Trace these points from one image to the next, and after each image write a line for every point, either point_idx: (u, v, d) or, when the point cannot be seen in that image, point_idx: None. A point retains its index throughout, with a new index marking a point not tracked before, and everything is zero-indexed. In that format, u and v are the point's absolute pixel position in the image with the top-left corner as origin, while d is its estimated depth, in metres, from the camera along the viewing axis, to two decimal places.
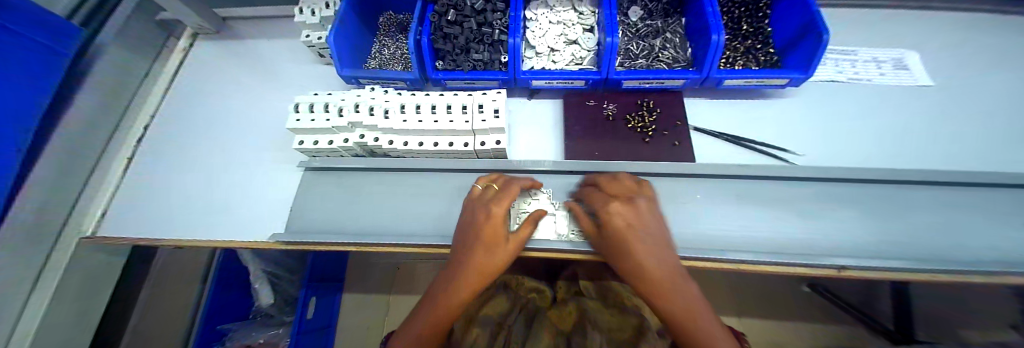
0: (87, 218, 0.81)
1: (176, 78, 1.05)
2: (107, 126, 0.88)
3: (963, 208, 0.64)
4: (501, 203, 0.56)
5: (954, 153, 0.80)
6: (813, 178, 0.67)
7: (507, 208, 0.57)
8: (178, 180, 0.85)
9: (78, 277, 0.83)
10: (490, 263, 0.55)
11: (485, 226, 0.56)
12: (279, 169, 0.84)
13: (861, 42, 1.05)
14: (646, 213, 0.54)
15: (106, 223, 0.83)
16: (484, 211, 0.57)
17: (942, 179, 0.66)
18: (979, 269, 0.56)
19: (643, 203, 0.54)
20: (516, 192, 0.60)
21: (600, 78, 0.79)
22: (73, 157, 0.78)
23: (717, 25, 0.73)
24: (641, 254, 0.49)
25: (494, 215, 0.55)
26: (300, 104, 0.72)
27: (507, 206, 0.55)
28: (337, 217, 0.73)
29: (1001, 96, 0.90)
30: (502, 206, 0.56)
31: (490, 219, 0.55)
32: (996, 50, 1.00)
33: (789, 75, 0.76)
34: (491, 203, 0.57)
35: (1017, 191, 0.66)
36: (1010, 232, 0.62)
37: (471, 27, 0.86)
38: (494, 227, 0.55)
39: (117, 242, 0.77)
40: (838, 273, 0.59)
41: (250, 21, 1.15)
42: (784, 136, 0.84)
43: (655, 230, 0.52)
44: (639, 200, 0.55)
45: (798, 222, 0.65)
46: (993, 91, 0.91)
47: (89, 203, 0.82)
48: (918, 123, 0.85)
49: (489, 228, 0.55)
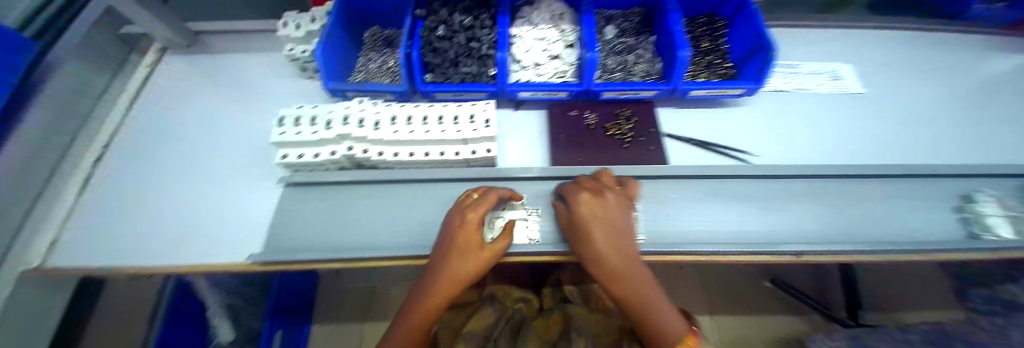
0: (37, 245, 0.76)
1: (139, 95, 1.05)
2: (60, 145, 0.87)
3: (893, 202, 0.77)
4: (478, 213, 0.56)
5: (891, 151, 0.89)
6: (765, 176, 0.76)
7: (482, 214, 0.57)
8: (150, 201, 0.84)
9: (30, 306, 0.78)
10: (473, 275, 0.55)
11: (462, 237, 0.54)
12: (267, 187, 0.86)
13: (804, 56, 1.12)
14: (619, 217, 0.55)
15: (56, 251, 0.76)
16: (462, 225, 0.55)
17: (872, 173, 0.78)
18: (916, 248, 0.67)
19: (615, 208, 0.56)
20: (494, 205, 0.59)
21: (581, 90, 0.83)
22: (18, 181, 0.75)
23: (683, 40, 0.76)
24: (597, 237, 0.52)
25: (472, 230, 0.54)
26: (286, 117, 0.73)
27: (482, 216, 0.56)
28: (322, 232, 0.72)
29: (925, 100, 1.03)
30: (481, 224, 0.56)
31: (473, 230, 0.55)
32: (917, 63, 1.14)
33: (744, 85, 0.79)
34: (468, 212, 0.56)
35: (933, 182, 0.80)
36: (931, 217, 0.76)
37: (460, 41, 0.87)
38: (471, 234, 0.55)
39: (67, 272, 0.72)
40: (796, 259, 0.68)
41: (222, 36, 1.19)
42: (757, 138, 0.86)
43: (620, 222, 0.55)
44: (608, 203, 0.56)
45: (760, 217, 0.73)
46: (919, 94, 1.05)
47: (36, 231, 0.76)
48: (867, 126, 0.94)
49: (470, 241, 0.54)
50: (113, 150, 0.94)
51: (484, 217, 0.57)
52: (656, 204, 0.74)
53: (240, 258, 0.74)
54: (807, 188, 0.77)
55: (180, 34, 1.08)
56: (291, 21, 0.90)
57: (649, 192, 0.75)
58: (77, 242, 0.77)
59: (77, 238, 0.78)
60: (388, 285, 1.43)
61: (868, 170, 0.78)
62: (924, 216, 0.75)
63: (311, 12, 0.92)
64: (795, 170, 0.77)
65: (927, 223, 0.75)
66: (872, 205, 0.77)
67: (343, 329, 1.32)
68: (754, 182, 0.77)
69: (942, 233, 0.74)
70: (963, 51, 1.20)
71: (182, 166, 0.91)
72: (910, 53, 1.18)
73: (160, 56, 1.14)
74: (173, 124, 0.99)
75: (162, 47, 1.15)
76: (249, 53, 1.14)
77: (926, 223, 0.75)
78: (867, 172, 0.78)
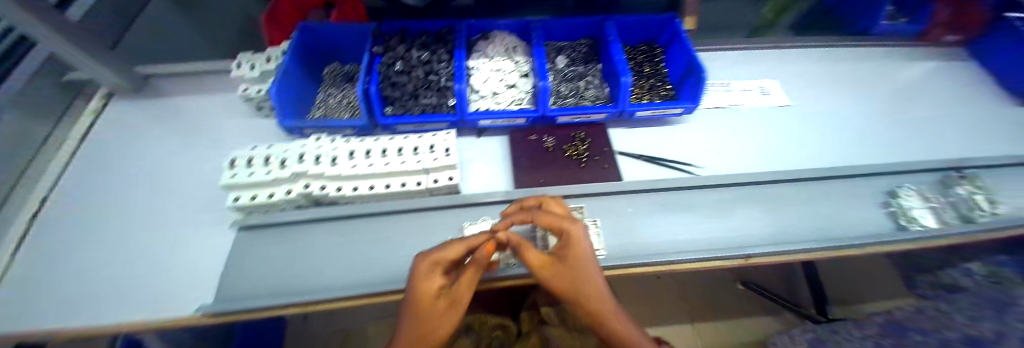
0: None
1: (85, 142, 1.00)
2: None
3: (830, 200, 0.84)
4: (431, 257, 0.49)
5: (820, 155, 0.99)
6: (712, 185, 0.82)
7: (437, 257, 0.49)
8: (85, 254, 0.77)
9: None
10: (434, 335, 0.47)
11: (415, 288, 0.48)
12: (221, 232, 0.81)
13: (735, 74, 1.25)
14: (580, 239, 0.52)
15: None
16: (416, 274, 0.49)
17: (804, 176, 0.86)
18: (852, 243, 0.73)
19: (573, 229, 0.52)
20: (456, 250, 0.50)
21: (538, 116, 0.88)
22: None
23: (625, 68, 0.84)
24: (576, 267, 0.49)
25: (426, 277, 0.48)
26: (237, 159, 0.72)
27: (434, 261, 0.49)
28: (279, 276, 0.68)
29: (842, 106, 1.17)
30: (436, 268, 0.49)
31: (426, 277, 0.48)
32: (832, 74, 1.30)
33: (683, 105, 0.87)
34: (420, 257, 0.50)
35: (860, 179, 0.89)
36: (863, 212, 0.83)
37: (418, 75, 0.91)
38: (430, 283, 0.48)
39: None
40: (745, 262, 0.72)
41: (175, 78, 1.17)
42: (699, 152, 0.94)
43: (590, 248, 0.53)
44: (564, 225, 0.53)
45: (711, 224, 0.78)
46: (837, 102, 1.19)
47: None
48: (796, 133, 1.04)
49: (423, 291, 0.48)
50: (53, 203, 0.86)
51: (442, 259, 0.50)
52: (613, 219, 0.77)
53: (188, 311, 0.68)
54: (748, 195, 0.83)
55: (126, 77, 1.05)
56: (246, 62, 0.92)
57: (607, 208, 0.79)
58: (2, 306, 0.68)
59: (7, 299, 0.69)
60: (364, 325, 1.34)
61: (799, 174, 0.86)
62: (856, 212, 0.82)
63: (267, 53, 0.94)
64: (735, 179, 0.84)
65: (863, 217, 0.82)
66: (810, 206, 0.83)
67: None
68: (703, 191, 0.83)
69: (874, 227, 0.81)
70: (872, 61, 1.37)
71: (127, 216, 0.84)
72: (828, 66, 1.34)
73: (107, 102, 1.10)
74: (121, 172, 0.94)
75: (110, 93, 1.11)
76: (205, 95, 1.12)
77: (861, 219, 0.82)
78: (799, 176, 0.86)
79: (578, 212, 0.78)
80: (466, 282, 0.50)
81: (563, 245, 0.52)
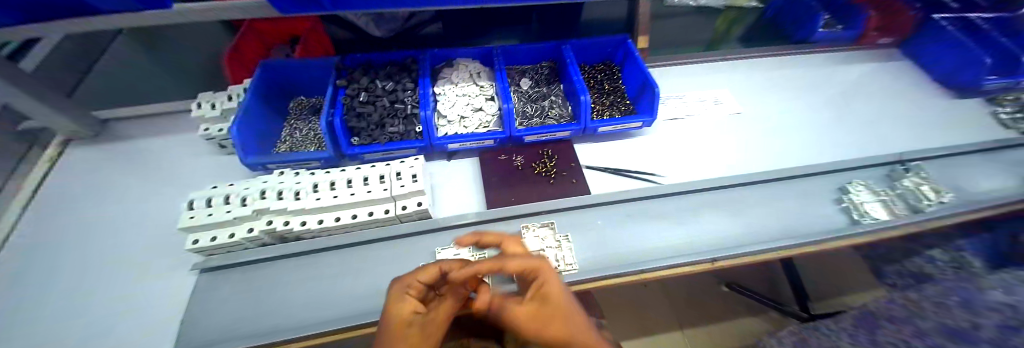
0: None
1: (40, 191, 0.96)
2: None
3: (787, 199, 0.88)
4: (404, 279, 0.48)
5: (774, 157, 1.05)
6: (675, 193, 0.86)
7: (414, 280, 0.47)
8: (27, 313, 0.72)
9: None
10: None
11: (387, 310, 0.46)
12: (181, 276, 0.78)
13: (691, 86, 1.33)
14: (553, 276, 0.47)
15: None
16: (390, 297, 0.47)
17: (760, 179, 0.91)
18: (814, 239, 0.76)
19: (546, 270, 0.47)
20: (431, 271, 0.48)
21: (505, 137, 0.91)
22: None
23: (582, 88, 0.90)
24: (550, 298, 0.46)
25: (398, 298, 0.47)
26: (196, 200, 0.72)
27: (407, 282, 0.47)
28: (242, 319, 0.65)
29: (791, 109, 1.26)
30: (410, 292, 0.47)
31: (398, 298, 0.46)
32: (779, 81, 1.40)
33: (642, 119, 0.92)
34: (395, 280, 0.49)
35: (815, 177, 0.93)
36: (822, 208, 0.87)
37: (383, 105, 0.94)
38: (403, 308, 0.46)
39: None
40: (712, 265, 0.74)
41: (140, 120, 1.16)
42: (661, 161, 0.98)
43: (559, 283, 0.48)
44: (536, 264, 0.47)
45: (677, 230, 0.80)
46: (786, 106, 1.28)
47: None
48: (751, 138, 1.11)
49: (394, 314, 0.45)
50: (2, 258, 0.81)
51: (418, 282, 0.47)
52: (584, 232, 0.79)
53: None
54: (710, 200, 0.86)
55: (82, 123, 1.04)
56: (206, 101, 0.94)
57: (576, 222, 0.80)
58: None
59: None
60: None
61: (755, 176, 0.91)
62: (814, 208, 0.86)
63: (228, 92, 0.96)
64: (696, 185, 0.87)
65: (825, 213, 0.85)
66: (769, 206, 0.87)
67: None
68: (667, 198, 0.86)
69: (833, 220, 0.84)
70: (816, 66, 1.48)
71: (77, 268, 0.80)
72: (776, 73, 1.44)
73: (65, 149, 1.07)
74: (77, 219, 0.90)
75: (66, 139, 1.08)
76: (171, 135, 1.11)
77: (820, 215, 0.85)
78: (756, 179, 0.90)
79: (548, 227, 0.79)
80: (445, 311, 0.49)
81: (538, 285, 0.47)
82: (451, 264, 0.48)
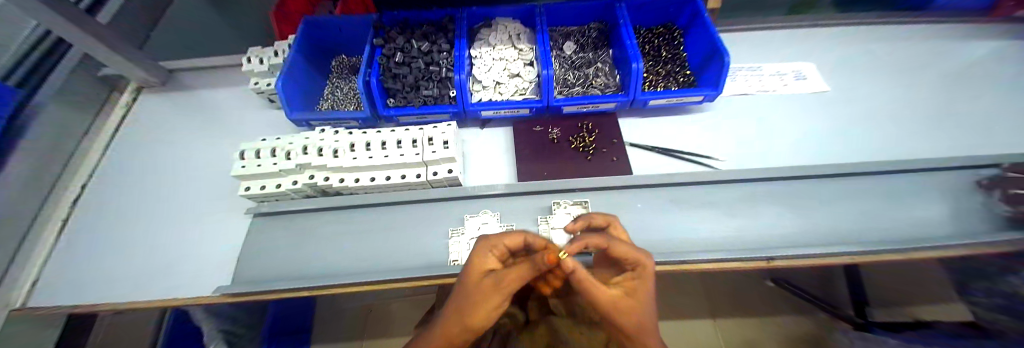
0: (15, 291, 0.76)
1: (120, 130, 1.11)
2: (44, 184, 0.90)
3: (886, 196, 0.71)
4: (491, 239, 0.46)
5: (864, 147, 0.88)
6: (737, 179, 0.74)
7: (496, 242, 0.46)
8: (121, 238, 0.85)
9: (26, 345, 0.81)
10: (454, 328, 0.38)
11: (468, 261, 0.44)
12: (234, 218, 0.86)
13: (764, 58, 1.13)
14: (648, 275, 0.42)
15: (41, 292, 0.77)
16: (473, 248, 0.46)
17: (856, 169, 0.73)
18: (908, 247, 0.63)
19: (649, 263, 0.42)
20: (517, 238, 0.48)
21: (542, 106, 0.84)
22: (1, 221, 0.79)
23: (636, 53, 0.79)
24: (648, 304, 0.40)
25: (483, 254, 0.44)
26: (246, 151, 0.76)
27: (489, 244, 0.45)
28: (289, 262, 0.71)
29: (894, 90, 1.03)
30: (488, 248, 0.45)
31: (482, 254, 0.44)
32: (881, 56, 1.14)
33: (702, 92, 0.81)
34: (480, 238, 0.48)
35: (932, 174, 0.74)
36: (934, 212, 0.69)
37: (419, 66, 0.91)
38: (484, 261, 0.43)
39: (51, 313, 0.73)
40: (767, 265, 0.64)
41: (198, 72, 1.25)
42: (716, 144, 0.87)
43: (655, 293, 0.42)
44: (642, 257, 0.43)
45: (731, 221, 0.71)
46: (886, 85, 1.05)
47: (17, 275, 0.78)
48: (836, 122, 0.93)
49: (475, 266, 0.42)
50: (92, 188, 0.97)
51: (501, 242, 0.46)
52: (622, 215, 0.72)
53: (202, 294, 0.73)
54: (778, 189, 0.73)
55: (151, 72, 1.15)
56: (255, 56, 0.97)
57: (615, 202, 0.74)
58: (47, 283, 0.79)
59: (54, 278, 0.80)
60: (386, 302, 1.43)
61: (846, 165, 0.74)
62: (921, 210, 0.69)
63: (274, 47, 0.99)
64: (763, 173, 0.74)
65: (936, 216, 0.68)
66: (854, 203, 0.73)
67: None
68: (726, 184, 0.74)
69: (940, 226, 0.67)
70: (937, 38, 1.18)
71: (153, 204, 0.91)
72: (879, 47, 1.17)
73: (137, 94, 1.20)
74: (151, 160, 1.02)
75: (139, 87, 1.20)
76: (225, 87, 1.18)
77: (927, 219, 0.69)
78: (849, 169, 0.73)
79: (581, 206, 0.74)
80: (520, 272, 0.39)
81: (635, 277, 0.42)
82: (537, 240, 0.49)
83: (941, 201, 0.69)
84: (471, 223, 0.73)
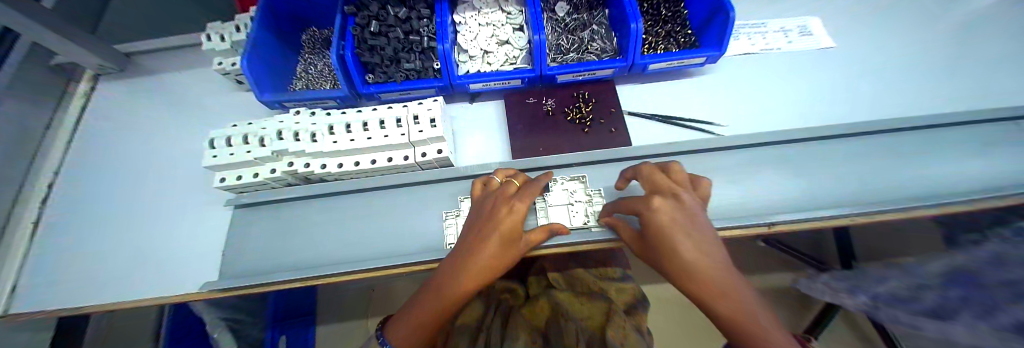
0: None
1: (82, 124, 1.02)
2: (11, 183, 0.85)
3: (898, 155, 0.68)
4: (524, 202, 0.57)
5: (870, 104, 0.84)
6: (740, 145, 0.70)
7: (529, 204, 0.57)
8: (98, 238, 0.81)
9: None
10: (496, 254, 0.55)
11: (507, 221, 0.54)
12: (213, 211, 0.81)
13: (770, 14, 1.05)
14: (673, 208, 0.44)
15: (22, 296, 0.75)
16: (516, 212, 0.55)
17: (865, 128, 0.69)
18: (916, 206, 0.61)
19: (657, 200, 0.45)
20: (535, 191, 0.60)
21: (534, 76, 0.78)
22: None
23: (635, 12, 0.72)
24: (681, 246, 0.41)
25: (518, 218, 0.55)
26: (216, 139, 0.70)
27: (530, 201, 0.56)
28: (277, 254, 0.69)
29: (907, 42, 0.97)
30: (523, 200, 0.57)
31: (518, 217, 0.55)
32: (894, 5, 1.06)
33: (705, 53, 0.75)
34: (518, 200, 0.57)
35: (946, 129, 0.70)
36: (948, 168, 0.66)
37: (398, 37, 0.83)
38: (518, 223, 0.55)
39: (40, 316, 0.71)
40: (768, 230, 0.62)
41: (159, 54, 1.14)
42: (716, 109, 0.83)
43: (688, 233, 0.41)
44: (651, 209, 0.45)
45: (735, 187, 0.68)
46: (898, 37, 0.99)
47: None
48: (843, 80, 0.88)
49: (512, 229, 0.55)
50: (59, 187, 0.91)
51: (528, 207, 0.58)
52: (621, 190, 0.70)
53: (193, 289, 0.71)
54: (783, 153, 0.70)
55: (108, 58, 1.04)
56: (215, 32, 0.88)
57: (613, 175, 0.71)
58: (29, 287, 0.76)
59: (35, 282, 0.77)
60: (388, 283, 1.44)
61: (857, 124, 0.70)
62: (935, 165, 0.65)
63: (236, 21, 0.89)
64: (768, 136, 0.70)
65: (948, 173, 0.65)
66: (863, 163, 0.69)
67: (348, 330, 1.35)
68: (729, 150, 0.71)
69: (952, 183, 0.64)
70: None
71: (127, 200, 0.86)
72: None
73: (95, 84, 1.10)
74: (118, 154, 0.95)
75: (96, 75, 1.10)
76: (189, 69, 1.08)
77: (944, 177, 0.65)
78: (862, 127, 0.69)
79: (579, 181, 0.71)
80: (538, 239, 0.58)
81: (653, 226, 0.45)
82: (564, 228, 0.60)
83: (953, 157, 0.66)
84: (465, 204, 0.70)
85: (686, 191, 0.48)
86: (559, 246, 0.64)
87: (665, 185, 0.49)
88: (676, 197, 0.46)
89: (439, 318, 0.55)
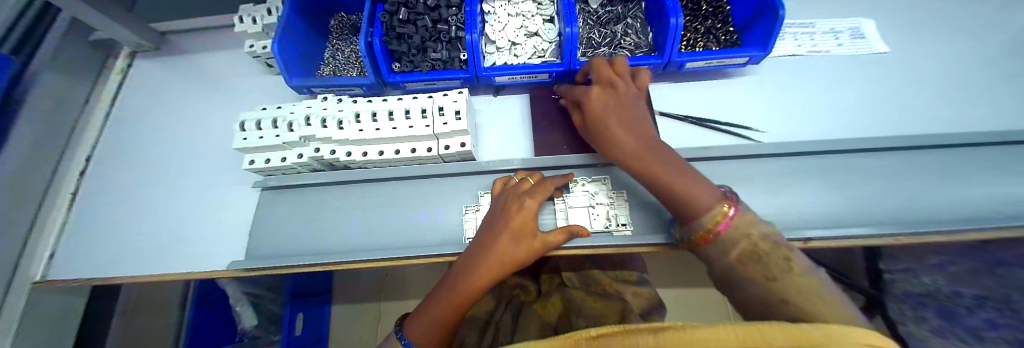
0: (35, 260, 0.81)
1: (117, 101, 1.06)
2: (54, 153, 0.90)
3: (963, 173, 0.62)
4: (528, 200, 0.57)
5: (933, 116, 0.76)
6: (781, 153, 0.66)
7: (539, 202, 0.58)
8: (133, 212, 0.85)
9: (44, 319, 0.84)
10: (508, 250, 0.54)
11: (514, 218, 0.55)
12: (238, 191, 0.83)
13: (819, 13, 0.98)
14: (605, 97, 0.61)
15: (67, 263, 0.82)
16: (520, 209, 0.56)
17: (925, 142, 0.63)
18: (976, 230, 0.55)
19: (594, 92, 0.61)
20: (547, 188, 0.60)
21: (563, 70, 0.75)
22: (17, 199, 0.80)
23: (676, 6, 0.68)
24: (607, 126, 0.58)
25: (523, 216, 0.55)
26: (246, 122, 0.71)
27: (539, 199, 0.56)
28: (299, 238, 0.70)
29: (983, 46, 0.86)
30: (534, 198, 0.57)
31: (525, 215, 0.55)
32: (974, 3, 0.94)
33: (748, 53, 0.71)
34: (524, 195, 0.58)
35: (1018, 147, 0.63)
36: (1015, 192, 0.60)
37: (426, 25, 0.81)
38: (527, 221, 0.55)
39: (90, 282, 0.78)
40: (804, 245, 0.59)
41: (193, 35, 1.16)
42: (754, 112, 0.78)
43: (613, 116, 0.58)
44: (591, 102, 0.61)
45: (771, 198, 0.64)
46: (973, 40, 0.88)
47: (36, 245, 0.82)
48: (899, 88, 0.81)
49: (519, 226, 0.55)
50: (95, 162, 0.96)
51: (540, 205, 0.58)
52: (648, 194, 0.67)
53: (221, 267, 0.74)
54: (827, 165, 0.65)
55: (145, 37, 1.07)
56: (247, 14, 0.88)
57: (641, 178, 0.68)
58: (70, 255, 0.83)
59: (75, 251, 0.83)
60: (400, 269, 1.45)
61: (914, 137, 0.64)
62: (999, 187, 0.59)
63: (267, 4, 0.90)
64: (810, 146, 0.66)
65: (1016, 196, 0.59)
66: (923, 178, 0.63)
67: (359, 312, 1.38)
68: (768, 158, 0.67)
69: (1020, 206, 0.58)
70: None
71: (159, 176, 0.90)
72: None
73: (132, 61, 1.13)
74: (150, 131, 0.98)
75: (133, 52, 1.14)
76: (221, 51, 1.10)
77: (1010, 201, 0.59)
78: (921, 141, 0.63)
79: (602, 182, 0.70)
80: (554, 240, 0.56)
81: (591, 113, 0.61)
82: (582, 231, 0.59)
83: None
84: (484, 199, 0.69)
85: (623, 81, 0.62)
86: (581, 248, 0.62)
87: (606, 78, 0.63)
88: (613, 88, 0.61)
89: (456, 314, 0.55)
